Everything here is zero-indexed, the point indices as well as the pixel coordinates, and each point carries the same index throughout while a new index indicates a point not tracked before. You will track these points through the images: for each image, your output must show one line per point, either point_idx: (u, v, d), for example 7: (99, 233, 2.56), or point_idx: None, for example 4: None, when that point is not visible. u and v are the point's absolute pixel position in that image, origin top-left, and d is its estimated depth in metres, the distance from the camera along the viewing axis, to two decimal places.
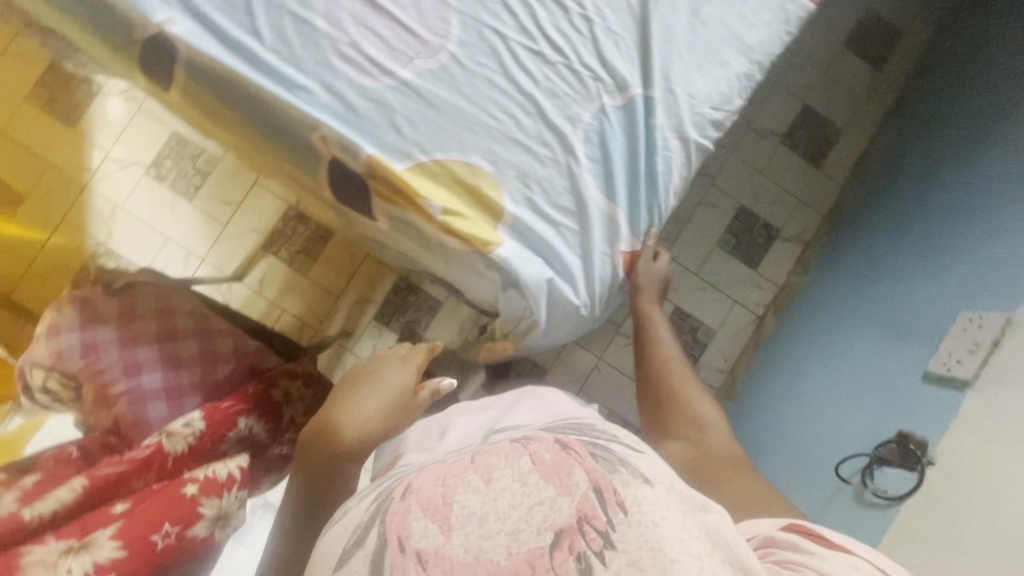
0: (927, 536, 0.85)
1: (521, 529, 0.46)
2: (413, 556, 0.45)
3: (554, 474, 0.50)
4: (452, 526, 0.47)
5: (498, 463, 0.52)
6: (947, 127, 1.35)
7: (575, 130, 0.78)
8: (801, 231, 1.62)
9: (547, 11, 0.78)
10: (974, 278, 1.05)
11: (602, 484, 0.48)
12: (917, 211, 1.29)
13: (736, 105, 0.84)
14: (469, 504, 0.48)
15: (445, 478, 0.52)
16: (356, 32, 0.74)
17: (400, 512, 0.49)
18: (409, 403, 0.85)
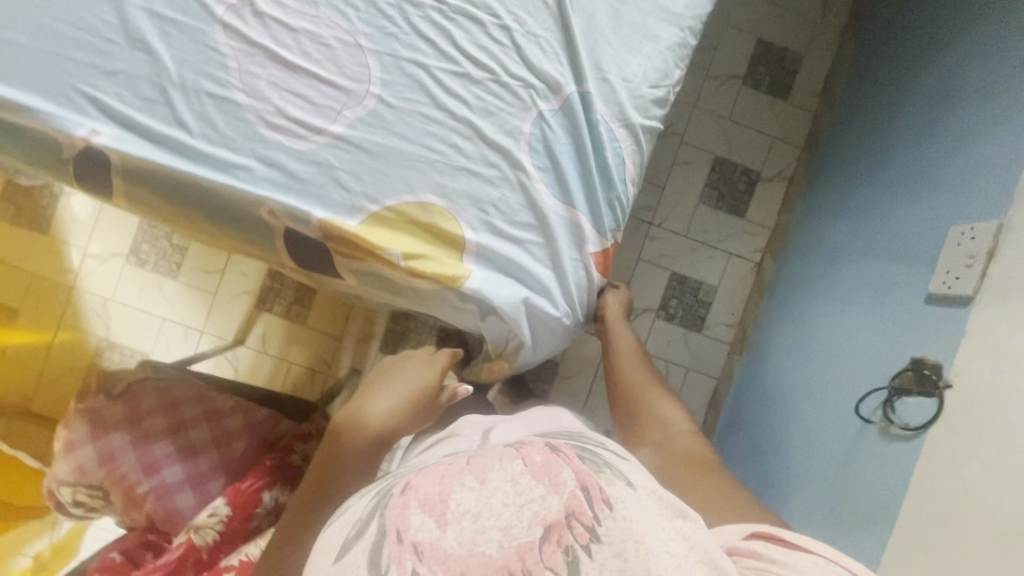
0: (955, 459, 0.85)
1: (514, 525, 0.45)
2: (410, 547, 0.45)
3: (544, 473, 0.49)
4: (447, 520, 0.46)
5: (492, 464, 0.51)
6: (905, 34, 1.30)
7: (518, 143, 0.77)
8: (782, 168, 1.59)
9: (463, 29, 0.76)
10: (958, 188, 1.02)
11: (589, 482, 0.48)
12: (892, 128, 1.25)
13: (675, 77, 0.82)
14: (463, 503, 0.47)
15: (442, 476, 0.51)
16: (279, 98, 0.73)
17: (400, 505, 0.49)
18: (429, 402, 0.81)
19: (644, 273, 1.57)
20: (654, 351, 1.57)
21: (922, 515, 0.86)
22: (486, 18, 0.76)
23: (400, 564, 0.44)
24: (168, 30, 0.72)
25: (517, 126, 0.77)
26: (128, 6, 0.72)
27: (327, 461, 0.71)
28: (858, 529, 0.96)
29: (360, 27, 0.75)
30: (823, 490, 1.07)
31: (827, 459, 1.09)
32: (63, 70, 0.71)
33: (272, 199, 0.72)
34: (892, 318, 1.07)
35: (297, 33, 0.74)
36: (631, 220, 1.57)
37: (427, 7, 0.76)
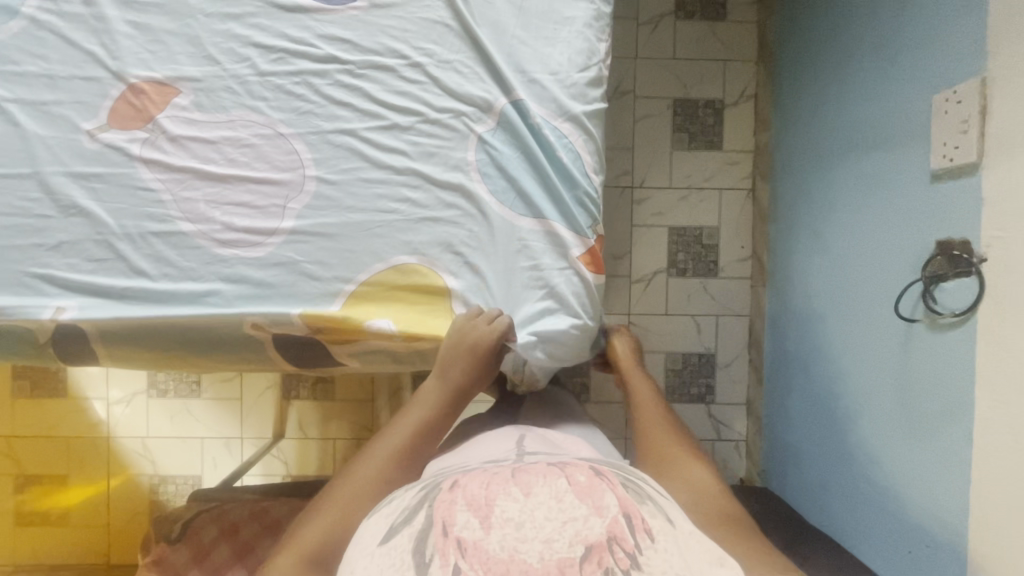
0: (1017, 333, 0.79)
1: (555, 539, 0.45)
2: (454, 542, 0.46)
3: (588, 494, 0.49)
4: (492, 523, 0.47)
5: (536, 479, 0.51)
6: None
7: (469, 173, 0.74)
8: (744, 87, 1.53)
9: (377, 81, 0.73)
10: (930, 51, 0.96)
11: (631, 510, 0.49)
12: (844, 9, 1.18)
13: (602, 50, 0.78)
14: (507, 510, 0.47)
15: (489, 481, 0.51)
16: (222, 213, 0.72)
17: (446, 500, 0.50)
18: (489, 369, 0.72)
19: (643, 237, 1.53)
20: (677, 310, 1.54)
21: (997, 399, 0.81)
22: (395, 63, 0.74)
23: (444, 556, 0.45)
24: (94, 185, 0.71)
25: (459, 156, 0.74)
26: (48, 176, 0.71)
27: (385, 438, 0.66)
28: (938, 433, 0.92)
29: (277, 116, 0.73)
30: (891, 402, 1.03)
31: (884, 368, 1.05)
32: (11, 259, 0.70)
33: (253, 313, 0.70)
34: (895, 207, 1.03)
35: (217, 143, 0.72)
36: (612, 190, 1.53)
37: (333, 72, 0.73)
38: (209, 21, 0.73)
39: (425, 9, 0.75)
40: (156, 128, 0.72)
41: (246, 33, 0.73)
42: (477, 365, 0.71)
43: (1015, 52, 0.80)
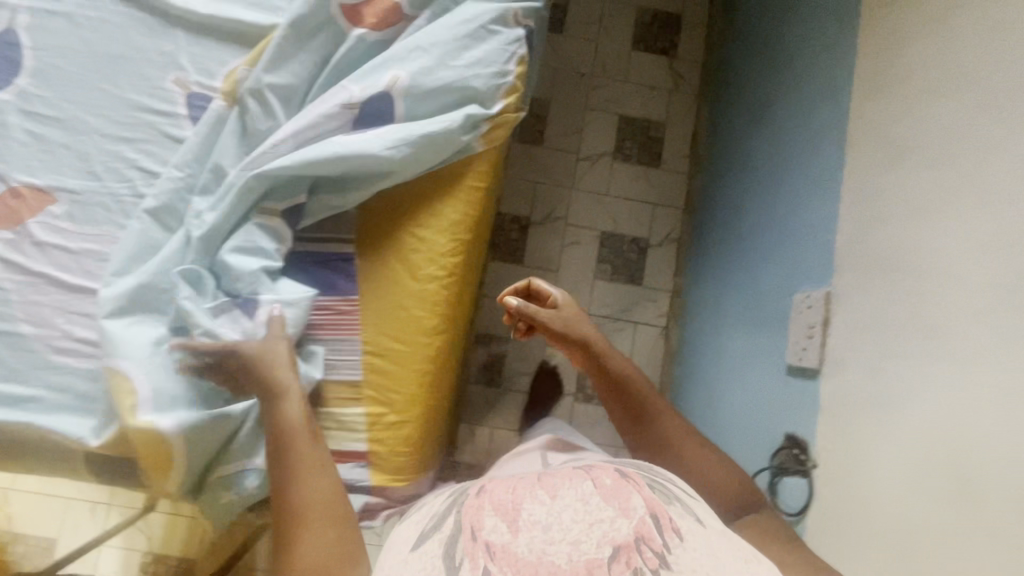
0: (845, 522, 0.81)
1: (582, 540, 0.40)
2: (483, 546, 0.40)
3: (613, 496, 0.43)
4: (519, 527, 0.41)
5: (560, 481, 0.44)
6: (750, 89, 1.35)
7: (151, 222, 0.74)
8: (668, 231, 1.62)
9: (193, 191, 0.76)
10: (797, 250, 1.03)
11: (660, 511, 0.43)
12: (745, 188, 1.29)
13: (322, 125, 0.77)
14: (534, 513, 0.41)
15: (513, 485, 0.44)
16: (66, 320, 0.73)
17: (473, 506, 0.43)
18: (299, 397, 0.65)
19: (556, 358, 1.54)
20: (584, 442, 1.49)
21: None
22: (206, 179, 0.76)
23: (473, 560, 0.40)
24: None
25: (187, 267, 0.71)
26: None
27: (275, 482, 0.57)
28: None
29: (148, 239, 0.74)
30: None
31: None
32: None
33: (58, 431, 0.70)
34: (764, 388, 1.07)
35: (77, 255, 0.75)
36: None
37: None
38: (103, 140, 0.78)
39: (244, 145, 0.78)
40: (23, 232, 0.75)
41: (135, 157, 0.78)
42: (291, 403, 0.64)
43: (856, 277, 0.87)
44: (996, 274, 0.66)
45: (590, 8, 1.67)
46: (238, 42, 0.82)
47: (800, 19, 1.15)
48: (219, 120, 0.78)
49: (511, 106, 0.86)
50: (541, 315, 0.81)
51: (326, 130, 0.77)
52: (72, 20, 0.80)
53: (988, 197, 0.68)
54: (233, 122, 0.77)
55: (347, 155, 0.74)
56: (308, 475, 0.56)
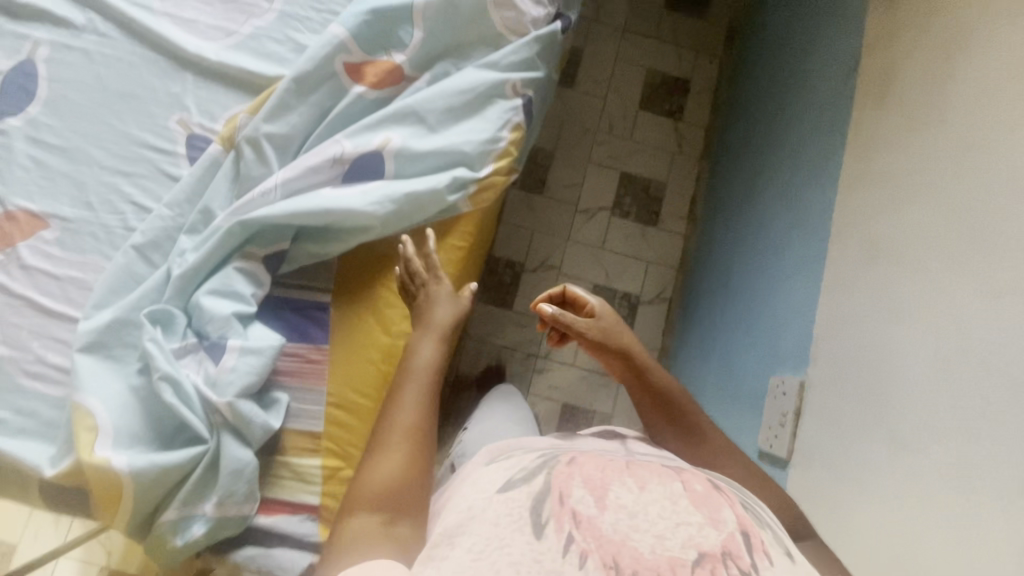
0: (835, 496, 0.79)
1: (667, 536, 0.44)
2: (569, 513, 0.45)
3: (702, 504, 0.47)
4: (605, 505, 0.45)
5: (652, 477, 0.49)
6: (750, 159, 1.36)
7: (135, 256, 0.76)
8: (660, 290, 1.62)
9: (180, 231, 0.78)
10: (778, 332, 1.03)
11: (749, 530, 0.46)
12: (735, 259, 1.29)
13: (313, 175, 0.79)
14: (622, 497, 0.46)
15: (604, 465, 0.49)
16: (39, 345, 0.75)
17: (564, 472, 0.48)
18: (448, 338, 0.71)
19: (536, 407, 1.53)
20: None
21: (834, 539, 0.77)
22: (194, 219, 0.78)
23: (558, 523, 0.44)
24: None
25: (167, 307, 0.73)
26: None
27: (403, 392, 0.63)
28: None
29: (131, 272, 0.76)
30: None
31: None
32: None
33: (14, 455, 0.70)
34: None
35: (61, 281, 0.77)
36: (517, 353, 1.55)
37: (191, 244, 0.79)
38: (103, 171, 0.81)
39: (233, 188, 0.80)
40: (12, 255, 0.77)
41: (131, 191, 0.80)
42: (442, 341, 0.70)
43: (828, 368, 0.87)
44: (985, 376, 0.62)
45: (601, 67, 1.72)
46: (244, 90, 0.85)
47: (797, 102, 1.18)
48: (214, 164, 0.81)
49: (501, 169, 0.88)
50: (578, 323, 0.79)
51: (317, 184, 0.79)
52: (89, 55, 0.84)
53: (991, 287, 0.64)
54: (227, 167, 0.80)
55: (334, 211, 0.77)
56: (424, 412, 0.61)
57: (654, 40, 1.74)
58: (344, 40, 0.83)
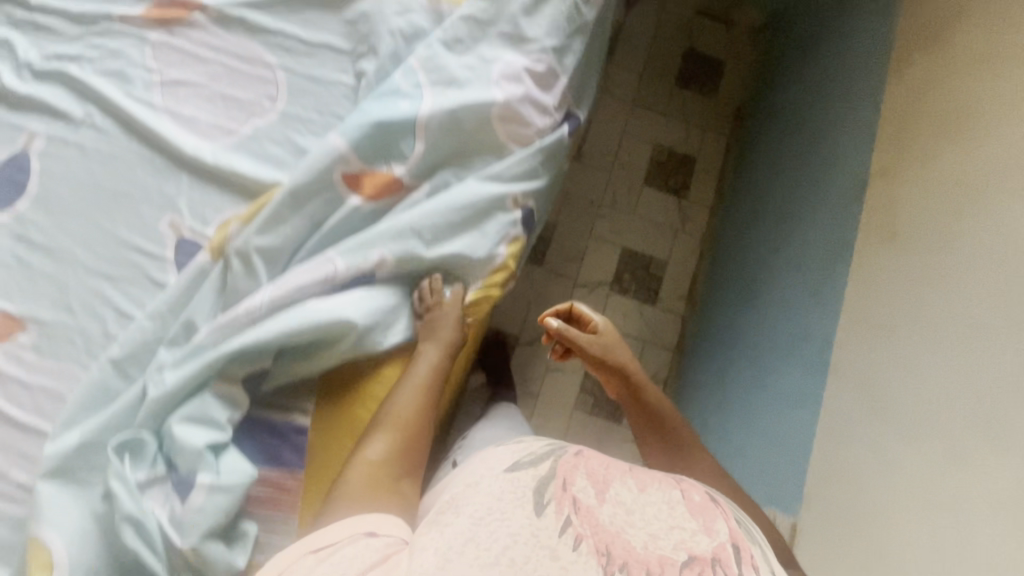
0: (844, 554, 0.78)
1: (659, 537, 0.47)
2: (570, 498, 0.48)
3: (699, 513, 0.50)
4: (605, 498, 0.49)
5: (653, 482, 0.52)
6: (749, 252, 1.34)
7: (113, 369, 0.74)
8: (656, 371, 1.58)
9: (161, 343, 0.76)
10: (773, 458, 1.00)
11: (741, 545, 0.48)
12: (729, 358, 1.26)
13: (301, 292, 0.77)
14: (621, 494, 0.50)
15: (609, 462, 0.53)
16: (3, 460, 0.72)
17: (570, 462, 0.52)
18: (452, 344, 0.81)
19: None
20: None
21: None
22: (176, 333, 0.76)
23: (560, 505, 0.47)
24: None
25: (138, 434, 0.71)
26: None
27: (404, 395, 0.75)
28: None
29: (106, 387, 0.74)
30: None
31: None
32: None
33: None
34: None
35: (33, 390, 0.74)
36: None
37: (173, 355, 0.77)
38: (87, 274, 0.79)
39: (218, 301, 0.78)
40: None
41: (114, 296, 0.78)
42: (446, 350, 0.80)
43: (823, 516, 0.84)
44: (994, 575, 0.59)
45: (609, 139, 1.72)
46: (240, 193, 0.84)
47: (800, 210, 1.17)
48: (201, 274, 0.79)
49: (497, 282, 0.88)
50: (581, 339, 0.82)
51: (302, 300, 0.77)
52: (84, 150, 0.83)
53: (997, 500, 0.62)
54: (214, 279, 0.78)
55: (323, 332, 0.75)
56: (425, 412, 0.75)
57: (662, 115, 1.75)
58: (348, 155, 0.83)
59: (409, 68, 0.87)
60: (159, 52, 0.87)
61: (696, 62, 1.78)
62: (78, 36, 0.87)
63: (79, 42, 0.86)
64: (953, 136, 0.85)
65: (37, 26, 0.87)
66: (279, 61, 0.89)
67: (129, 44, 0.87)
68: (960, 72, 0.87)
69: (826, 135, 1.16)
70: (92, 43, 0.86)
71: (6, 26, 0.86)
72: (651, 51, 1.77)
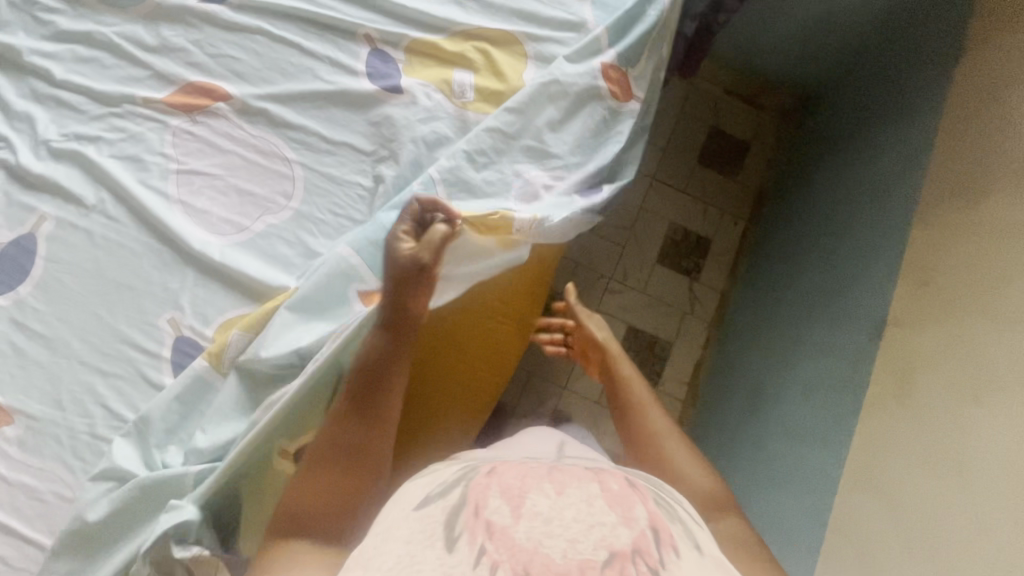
0: None
1: (579, 541, 0.43)
2: (483, 524, 0.44)
3: (616, 503, 0.48)
4: (521, 514, 0.45)
5: (571, 481, 0.49)
6: (755, 356, 1.32)
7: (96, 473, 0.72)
8: None
9: (160, 448, 0.75)
10: None
11: (659, 526, 0.47)
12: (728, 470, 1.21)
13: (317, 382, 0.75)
14: (537, 505, 0.45)
15: (526, 474, 0.50)
16: None
17: (482, 484, 0.48)
18: (403, 303, 0.68)
19: None
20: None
21: None
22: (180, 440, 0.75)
23: (473, 536, 0.43)
24: None
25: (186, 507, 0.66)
26: None
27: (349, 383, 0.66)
28: None
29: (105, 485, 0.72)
30: None
31: None
32: None
33: None
34: None
35: (13, 486, 0.73)
36: None
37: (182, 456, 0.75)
38: (79, 367, 0.77)
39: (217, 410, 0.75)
40: None
41: (105, 393, 0.77)
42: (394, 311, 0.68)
43: None
44: None
45: (626, 213, 1.69)
46: (244, 293, 0.82)
47: (813, 335, 1.15)
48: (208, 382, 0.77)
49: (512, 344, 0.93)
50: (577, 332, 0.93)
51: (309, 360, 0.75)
52: (92, 236, 0.81)
53: None
54: (212, 384, 0.78)
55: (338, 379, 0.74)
56: (368, 408, 0.64)
57: (682, 193, 1.70)
58: (361, 269, 0.78)
59: (428, 179, 0.82)
60: (178, 138, 0.86)
61: (718, 141, 1.73)
62: (100, 115, 0.86)
63: (100, 121, 0.86)
64: (975, 312, 0.83)
65: (59, 101, 0.86)
66: (298, 156, 0.88)
67: (150, 128, 0.86)
68: (998, 242, 0.85)
69: (856, 266, 1.12)
70: (113, 124, 0.86)
71: (29, 100, 0.86)
72: (675, 129, 1.73)
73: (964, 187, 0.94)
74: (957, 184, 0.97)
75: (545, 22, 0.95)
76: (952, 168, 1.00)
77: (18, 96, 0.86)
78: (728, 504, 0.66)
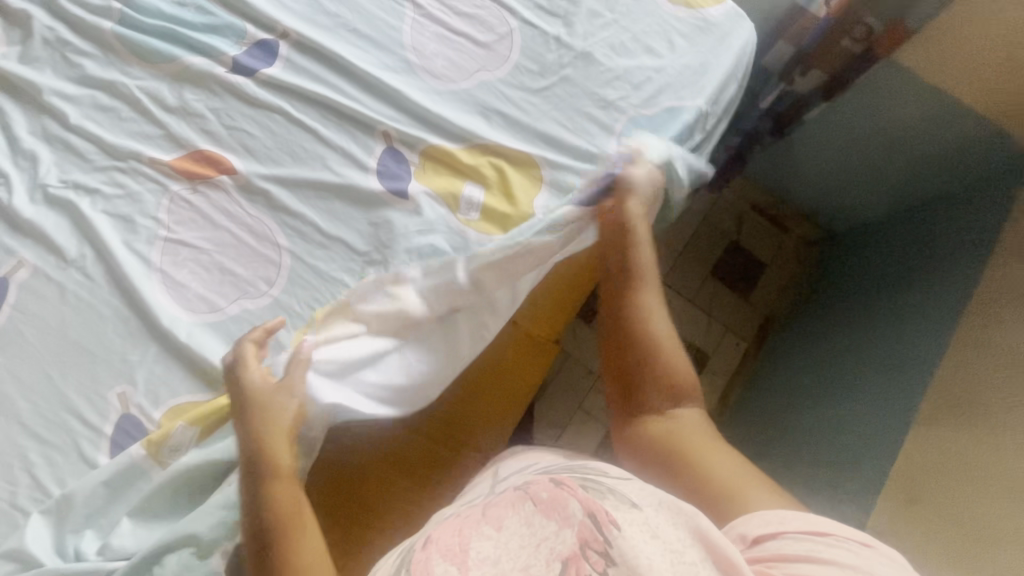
0: None
1: (531, 563, 0.46)
2: None
3: (552, 510, 0.50)
4: (469, 567, 0.47)
5: (505, 512, 0.53)
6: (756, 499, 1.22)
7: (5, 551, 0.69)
8: None
9: (86, 529, 0.72)
10: None
11: (596, 508, 0.48)
12: None
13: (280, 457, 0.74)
14: (482, 550, 0.49)
15: (460, 528, 0.52)
16: None
17: (422, 559, 0.49)
18: (258, 409, 0.67)
19: None
20: None
21: None
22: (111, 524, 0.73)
23: None
24: None
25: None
26: None
27: (246, 489, 0.63)
28: None
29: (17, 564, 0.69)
30: None
31: None
32: None
33: None
34: None
35: None
36: None
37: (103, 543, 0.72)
38: (18, 430, 0.75)
39: (152, 509, 0.73)
40: None
41: (36, 462, 0.74)
42: (250, 418, 0.66)
43: None
44: None
45: None
46: (200, 378, 0.79)
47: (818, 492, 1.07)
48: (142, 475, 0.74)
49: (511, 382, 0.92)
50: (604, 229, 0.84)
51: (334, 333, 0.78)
52: (64, 292, 0.80)
53: None
54: (146, 473, 0.74)
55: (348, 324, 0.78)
56: (279, 494, 0.62)
57: (689, 303, 1.62)
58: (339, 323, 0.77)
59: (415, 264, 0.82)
60: (174, 205, 0.85)
61: (735, 258, 1.65)
62: (103, 167, 0.85)
63: (101, 173, 0.85)
64: (979, 558, 0.76)
65: (67, 145, 0.85)
66: (290, 244, 0.86)
67: (149, 189, 0.85)
68: (994, 488, 0.79)
69: (852, 450, 1.05)
70: (114, 178, 0.85)
71: (38, 138, 0.86)
72: (694, 237, 1.66)
73: (981, 418, 0.87)
74: (957, 412, 0.91)
75: (567, 149, 0.92)
76: (951, 393, 0.94)
77: (28, 133, 0.86)
78: (691, 396, 0.72)
